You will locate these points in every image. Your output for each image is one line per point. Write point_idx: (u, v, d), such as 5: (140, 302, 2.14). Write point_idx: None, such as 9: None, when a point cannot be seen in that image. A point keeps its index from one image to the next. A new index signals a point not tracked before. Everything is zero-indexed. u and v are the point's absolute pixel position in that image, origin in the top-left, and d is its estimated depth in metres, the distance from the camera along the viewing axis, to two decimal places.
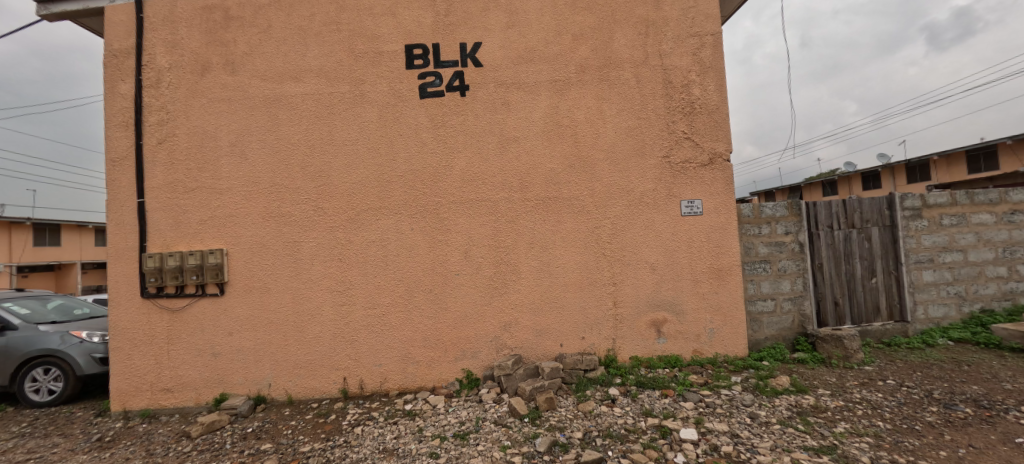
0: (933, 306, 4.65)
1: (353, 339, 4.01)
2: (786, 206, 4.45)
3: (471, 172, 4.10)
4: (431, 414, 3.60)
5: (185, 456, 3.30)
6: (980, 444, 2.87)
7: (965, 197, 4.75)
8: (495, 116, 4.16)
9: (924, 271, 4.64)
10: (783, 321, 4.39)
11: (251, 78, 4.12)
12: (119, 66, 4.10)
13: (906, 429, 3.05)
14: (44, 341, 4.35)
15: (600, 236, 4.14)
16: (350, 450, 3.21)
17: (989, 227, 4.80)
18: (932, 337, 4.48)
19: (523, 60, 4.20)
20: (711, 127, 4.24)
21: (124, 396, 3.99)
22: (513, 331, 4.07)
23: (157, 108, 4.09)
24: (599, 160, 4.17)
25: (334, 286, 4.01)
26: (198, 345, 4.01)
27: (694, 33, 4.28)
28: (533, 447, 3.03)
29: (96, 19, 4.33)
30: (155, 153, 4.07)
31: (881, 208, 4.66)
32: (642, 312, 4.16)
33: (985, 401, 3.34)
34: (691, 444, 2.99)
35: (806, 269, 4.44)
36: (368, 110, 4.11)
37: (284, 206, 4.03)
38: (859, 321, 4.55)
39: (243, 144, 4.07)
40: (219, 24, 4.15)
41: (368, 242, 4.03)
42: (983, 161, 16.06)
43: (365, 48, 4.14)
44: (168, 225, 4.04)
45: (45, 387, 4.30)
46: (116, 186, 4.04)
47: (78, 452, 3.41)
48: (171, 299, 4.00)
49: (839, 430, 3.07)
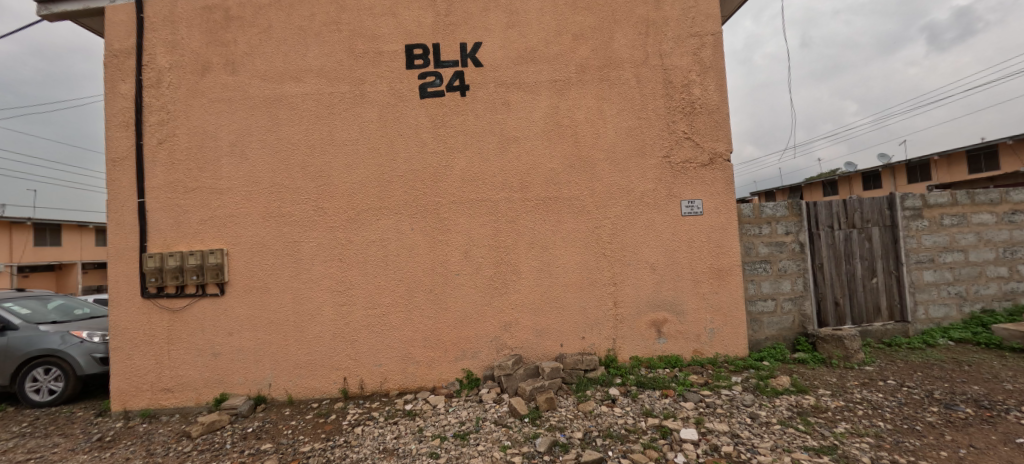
0: (933, 306, 4.64)
1: (353, 339, 4.01)
2: (786, 206, 4.45)
3: (471, 172, 4.10)
4: (431, 414, 3.60)
5: (185, 456, 3.29)
6: (981, 444, 2.87)
7: (966, 197, 4.75)
8: (496, 116, 4.16)
9: (924, 271, 4.64)
10: (783, 321, 4.38)
11: (251, 78, 4.12)
12: (119, 66, 4.11)
13: (906, 429, 3.05)
14: (45, 341, 4.35)
15: (600, 236, 4.14)
16: (350, 450, 3.21)
17: (990, 227, 4.79)
18: (933, 337, 4.47)
19: (523, 60, 4.20)
20: (711, 126, 4.24)
21: (125, 396, 3.99)
22: (513, 331, 4.07)
23: (157, 108, 4.10)
24: (599, 160, 4.17)
25: (334, 286, 4.01)
26: (198, 345, 4.01)
27: (694, 33, 4.28)
28: (533, 447, 3.03)
29: (96, 19, 4.34)
30: (155, 153, 4.07)
31: (881, 208, 4.66)
32: (642, 312, 4.16)
33: (986, 401, 3.33)
34: (691, 444, 2.99)
35: (806, 269, 4.43)
36: (368, 110, 4.11)
37: (284, 206, 4.03)
38: (859, 321, 4.55)
39: (243, 144, 4.07)
40: (219, 24, 4.15)
41: (368, 242, 4.03)
42: (984, 161, 16.05)
43: (365, 48, 4.14)
44: (168, 225, 4.04)
45: (45, 387, 4.31)
46: (116, 186, 4.04)
47: (78, 452, 3.41)
48: (171, 299, 4.00)
49: (839, 430, 3.07)
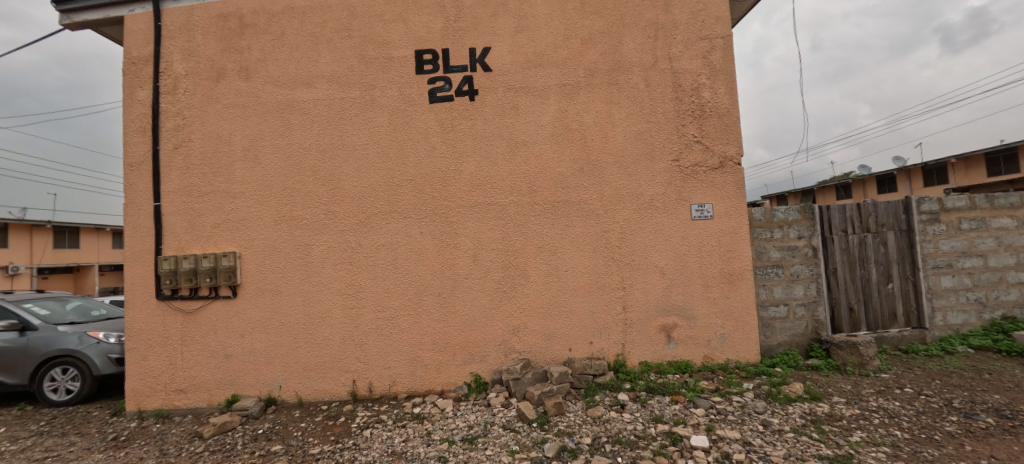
0: (952, 313, 4.53)
1: (363, 341, 4.04)
2: (798, 210, 4.40)
3: (480, 175, 4.12)
4: (439, 418, 3.61)
5: (197, 456, 3.33)
6: (1002, 454, 2.79)
7: (984, 201, 4.63)
8: (505, 121, 4.17)
9: (943, 277, 4.53)
10: (796, 327, 4.32)
11: (264, 85, 4.19)
12: (137, 73, 4.21)
13: (924, 439, 2.98)
14: (63, 341, 4.45)
15: (609, 240, 4.13)
16: (359, 452, 3.21)
17: (1011, 231, 4.65)
18: (951, 344, 4.38)
19: (533, 65, 4.22)
20: (722, 129, 4.20)
21: (139, 397, 4.05)
22: (521, 335, 4.06)
23: (173, 114, 4.18)
24: (609, 164, 4.16)
25: (344, 289, 4.04)
26: (211, 347, 4.06)
27: (704, 36, 4.26)
28: (542, 451, 3.01)
29: (115, 27, 4.44)
30: (171, 157, 4.15)
31: (897, 211, 4.58)
32: (653, 316, 4.12)
33: (1007, 411, 3.24)
34: (702, 451, 2.95)
35: (819, 274, 4.37)
36: (379, 115, 4.15)
37: (295, 210, 4.08)
38: (874, 327, 4.47)
39: (256, 149, 4.14)
40: (233, 31, 4.23)
41: (379, 246, 4.06)
42: (1003, 164, 15.90)
43: (376, 54, 4.19)
44: (182, 227, 4.12)
45: (62, 387, 4.40)
46: (133, 189, 4.13)
47: (93, 451, 3.47)
48: (185, 300, 4.07)
49: (854, 439, 3.00)
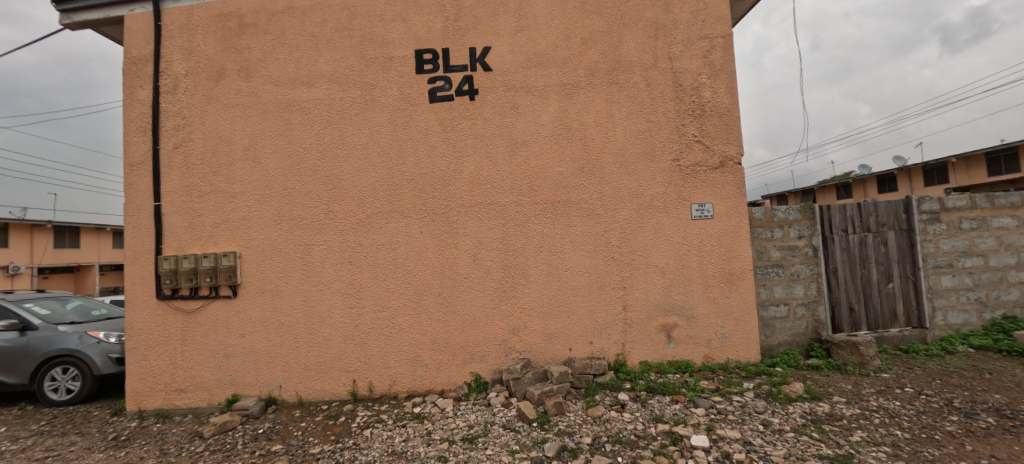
0: (952, 312, 4.53)
1: (363, 341, 4.03)
2: (799, 210, 4.40)
3: (480, 175, 4.12)
4: (439, 418, 3.60)
5: (197, 456, 3.33)
6: (1003, 454, 2.79)
7: (985, 200, 4.63)
8: (505, 120, 4.17)
9: (943, 276, 4.53)
10: (796, 327, 4.31)
11: (264, 84, 4.19)
12: (138, 73, 4.20)
13: (925, 438, 2.98)
14: (63, 341, 4.45)
15: (609, 239, 4.12)
16: (359, 452, 3.21)
17: (1011, 231, 4.65)
18: (952, 344, 4.38)
19: (533, 64, 4.22)
20: (722, 129, 4.20)
21: (139, 396, 4.05)
22: (521, 335, 4.06)
23: (173, 113, 4.18)
24: (609, 163, 4.15)
25: (344, 289, 4.04)
26: (211, 346, 4.06)
27: (705, 35, 4.26)
28: (542, 451, 3.01)
29: (115, 26, 4.43)
30: (171, 157, 4.15)
31: (897, 211, 4.57)
32: (653, 316, 4.12)
33: (1008, 411, 3.24)
34: (702, 451, 2.94)
35: (819, 274, 4.37)
36: (379, 114, 4.15)
37: (295, 209, 4.08)
38: (874, 327, 4.47)
39: (256, 148, 4.14)
40: (232, 31, 4.23)
41: (379, 246, 4.06)
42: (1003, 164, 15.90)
43: (376, 53, 4.19)
44: (182, 227, 4.12)
45: (63, 386, 4.40)
46: (134, 189, 4.13)
47: (94, 450, 3.47)
48: (185, 300, 4.07)
49: (855, 438, 3.00)
